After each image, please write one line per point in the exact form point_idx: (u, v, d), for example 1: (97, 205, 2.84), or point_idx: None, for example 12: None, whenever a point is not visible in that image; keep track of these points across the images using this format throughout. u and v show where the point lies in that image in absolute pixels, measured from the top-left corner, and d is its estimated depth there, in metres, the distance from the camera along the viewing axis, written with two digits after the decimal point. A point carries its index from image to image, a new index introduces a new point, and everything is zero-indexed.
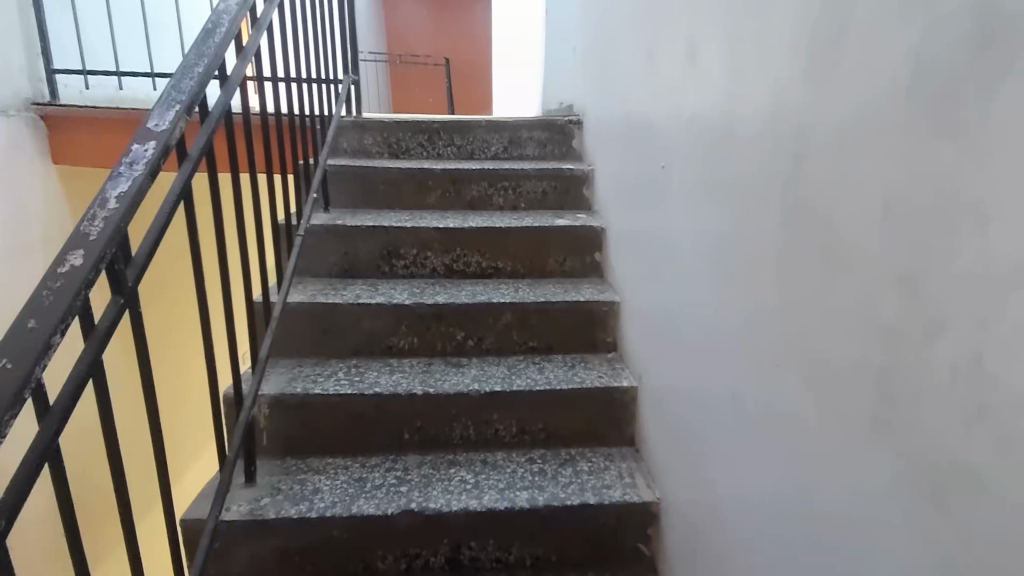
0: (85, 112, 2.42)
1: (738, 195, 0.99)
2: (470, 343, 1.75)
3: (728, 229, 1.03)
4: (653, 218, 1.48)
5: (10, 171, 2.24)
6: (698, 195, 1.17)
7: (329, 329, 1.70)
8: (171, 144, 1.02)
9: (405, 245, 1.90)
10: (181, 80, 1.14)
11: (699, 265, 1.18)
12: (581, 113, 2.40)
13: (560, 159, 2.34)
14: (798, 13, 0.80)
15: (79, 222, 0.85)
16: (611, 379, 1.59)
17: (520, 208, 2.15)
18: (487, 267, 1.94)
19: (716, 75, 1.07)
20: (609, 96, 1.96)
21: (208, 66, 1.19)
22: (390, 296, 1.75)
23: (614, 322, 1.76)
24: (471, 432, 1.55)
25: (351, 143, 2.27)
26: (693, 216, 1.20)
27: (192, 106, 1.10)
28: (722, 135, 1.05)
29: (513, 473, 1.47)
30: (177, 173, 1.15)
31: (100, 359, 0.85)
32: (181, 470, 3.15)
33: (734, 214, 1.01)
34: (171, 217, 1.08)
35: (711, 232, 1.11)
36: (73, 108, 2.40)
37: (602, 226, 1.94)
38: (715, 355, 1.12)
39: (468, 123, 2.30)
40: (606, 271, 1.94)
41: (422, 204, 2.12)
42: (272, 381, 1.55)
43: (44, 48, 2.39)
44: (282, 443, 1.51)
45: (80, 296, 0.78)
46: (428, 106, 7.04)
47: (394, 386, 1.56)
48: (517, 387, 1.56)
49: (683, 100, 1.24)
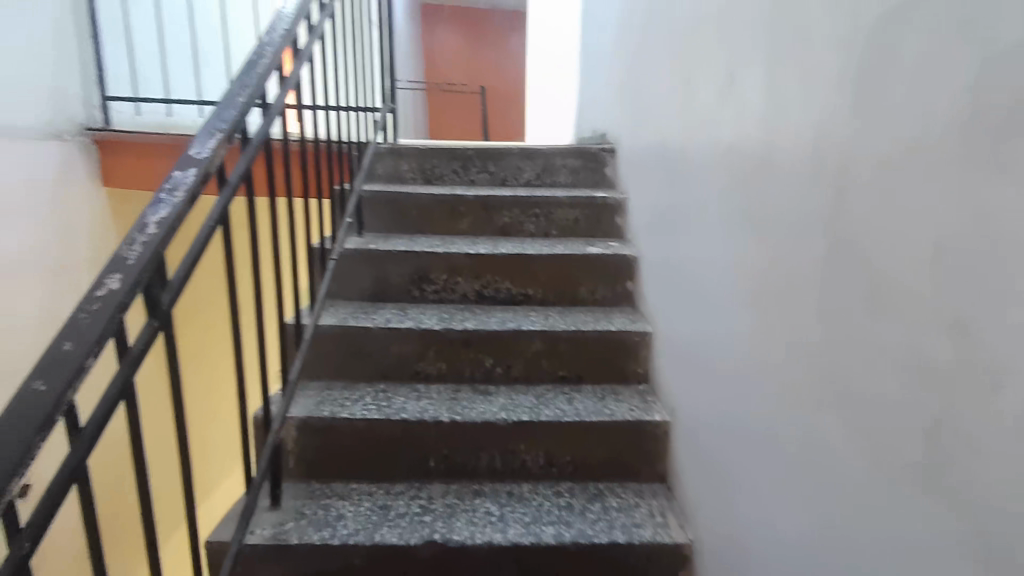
0: (135, 137, 2.53)
1: (776, 227, 0.96)
2: (499, 371, 1.73)
3: (766, 262, 1.00)
4: (687, 247, 1.45)
5: (62, 192, 2.34)
6: (734, 225, 1.15)
7: (358, 353, 1.71)
8: (210, 171, 1.05)
9: (436, 270, 1.91)
10: (223, 109, 1.17)
11: (735, 297, 1.15)
12: (615, 141, 2.39)
13: (593, 187, 2.33)
14: (842, 42, 0.78)
15: (119, 246, 0.87)
16: (642, 412, 1.54)
17: (552, 235, 2.14)
18: (517, 293, 1.93)
19: (755, 104, 1.05)
20: (644, 125, 1.95)
21: (249, 96, 1.22)
22: (419, 321, 1.75)
23: (645, 352, 1.72)
24: (497, 461, 1.52)
25: (386, 168, 2.31)
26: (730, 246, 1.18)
27: (232, 134, 1.13)
28: (761, 165, 1.02)
29: (539, 506, 1.43)
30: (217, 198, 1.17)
31: (132, 381, 0.86)
32: (208, 488, 3.18)
33: (772, 246, 0.98)
34: (209, 240, 1.10)
35: (746, 263, 1.09)
36: (124, 133, 2.51)
37: (635, 255, 1.91)
38: (751, 391, 1.08)
39: (502, 149, 2.31)
40: (638, 300, 1.91)
41: (454, 229, 2.13)
42: (300, 403, 1.55)
43: (100, 76, 2.52)
44: (308, 466, 1.51)
45: (115, 319, 0.80)
46: (464, 132, 7.17)
47: (420, 412, 1.54)
48: (544, 417, 1.52)
49: (720, 128, 1.23)
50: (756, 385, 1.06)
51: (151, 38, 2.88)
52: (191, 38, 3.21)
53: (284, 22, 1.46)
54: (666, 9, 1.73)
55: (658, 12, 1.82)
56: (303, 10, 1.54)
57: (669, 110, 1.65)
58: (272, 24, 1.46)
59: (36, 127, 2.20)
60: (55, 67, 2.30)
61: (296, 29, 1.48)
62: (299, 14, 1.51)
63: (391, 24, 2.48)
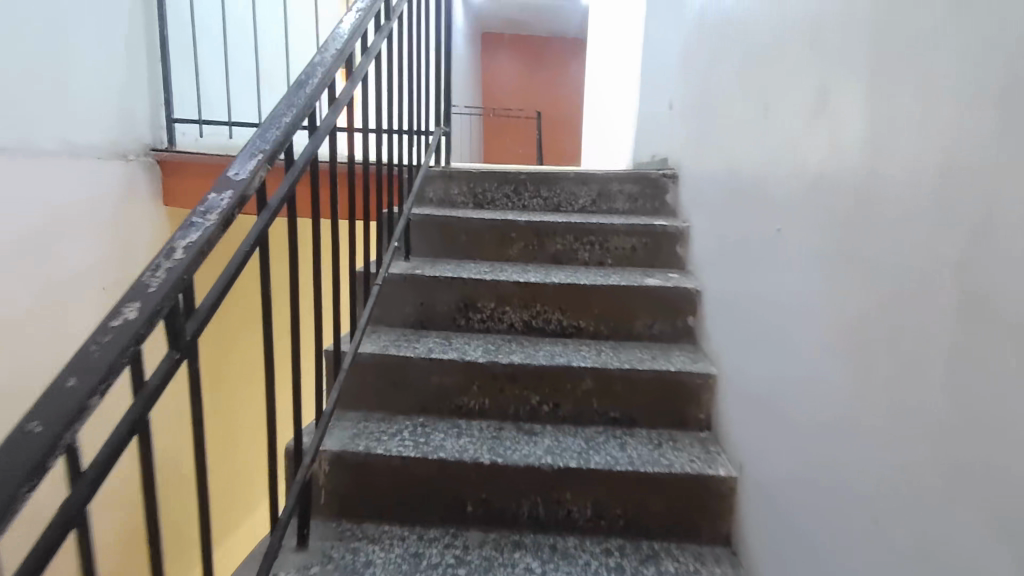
0: (197, 159, 2.57)
1: (883, 270, 0.82)
2: (545, 409, 1.60)
3: (868, 309, 0.86)
4: (761, 284, 1.31)
5: (125, 210, 2.40)
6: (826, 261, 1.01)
7: (398, 383, 1.62)
8: (248, 194, 0.99)
9: (483, 298, 1.82)
10: (267, 129, 1.12)
11: (824, 346, 1.00)
12: (676, 167, 2.26)
13: (652, 215, 2.20)
14: (983, 53, 0.64)
15: (143, 272, 0.81)
16: (703, 465, 1.38)
17: (607, 264, 2.01)
18: (568, 326, 1.82)
19: (857, 126, 0.91)
20: (711, 149, 1.82)
21: (296, 115, 1.17)
22: (463, 352, 1.65)
23: (708, 397, 1.56)
24: (541, 510, 1.39)
25: (437, 192, 2.26)
26: (819, 284, 1.03)
27: (274, 155, 1.07)
28: (863, 197, 0.89)
29: (585, 565, 1.29)
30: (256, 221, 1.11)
31: (146, 417, 0.80)
32: (236, 515, 3.14)
33: (876, 293, 0.83)
34: (244, 265, 1.03)
35: (843, 305, 0.94)
36: (187, 154, 2.55)
37: (697, 288, 1.77)
38: (841, 459, 0.92)
39: (556, 174, 2.22)
40: (700, 337, 1.75)
41: (504, 256, 2.03)
42: (335, 435, 1.47)
43: (167, 98, 2.60)
44: (340, 503, 1.43)
45: (128, 352, 0.73)
46: (519, 157, 7.17)
47: (460, 451, 1.43)
48: (594, 465, 1.39)
49: (807, 153, 1.09)
50: (848, 452, 0.90)
51: (218, 64, 2.97)
52: (256, 65, 3.31)
53: (341, 40, 1.42)
54: (740, 26, 1.61)
55: (730, 29, 1.71)
56: (360, 30, 1.50)
57: (741, 134, 1.52)
58: (327, 43, 1.42)
59: (102, 148, 2.26)
60: (125, 89, 2.38)
61: (350, 49, 1.44)
62: (355, 33, 1.47)
63: (448, 48, 2.46)
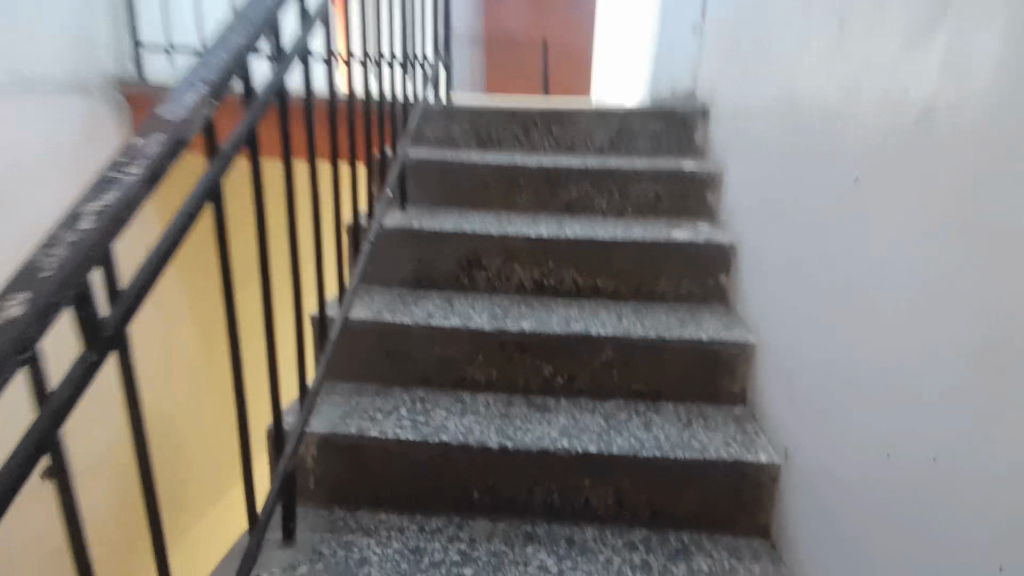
0: (171, 93, 2.29)
1: None
2: (559, 381, 1.43)
3: (1011, 294, 0.65)
4: (825, 246, 1.10)
5: (91, 153, 2.15)
6: (931, 225, 0.79)
7: (394, 353, 1.44)
8: (185, 139, 0.78)
9: (489, 254, 1.61)
10: (212, 52, 0.88)
11: (923, 331, 0.80)
12: (706, 100, 1.99)
13: (678, 156, 1.95)
14: None
15: (34, 250, 0.62)
16: (741, 449, 1.22)
17: (627, 214, 1.79)
18: (584, 285, 1.62)
19: (1004, 46, 0.67)
20: (754, 81, 1.57)
21: (251, 34, 0.93)
22: (467, 317, 1.47)
23: (745, 368, 1.38)
24: (556, 498, 1.24)
25: (437, 131, 2.01)
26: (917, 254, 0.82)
27: (219, 86, 0.85)
28: (1010, 142, 0.66)
29: (607, 563, 1.14)
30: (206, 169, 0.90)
31: (55, 435, 0.63)
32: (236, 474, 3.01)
33: None
34: (187, 228, 0.83)
35: (958, 284, 0.74)
36: (160, 88, 2.27)
37: (732, 243, 1.55)
38: (946, 474, 0.74)
39: (570, 110, 1.96)
40: (733, 299, 1.56)
41: (512, 205, 1.81)
42: (323, 414, 1.31)
43: (132, 24, 2.30)
44: (331, 489, 1.28)
45: (11, 365, 0.55)
46: (525, 89, 6.76)
47: (464, 432, 1.27)
48: (617, 449, 1.22)
49: (910, 84, 0.85)
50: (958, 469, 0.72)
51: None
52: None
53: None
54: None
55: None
56: None
57: (801, 60, 1.26)
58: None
59: (57, 81, 1.99)
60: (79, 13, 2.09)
61: None
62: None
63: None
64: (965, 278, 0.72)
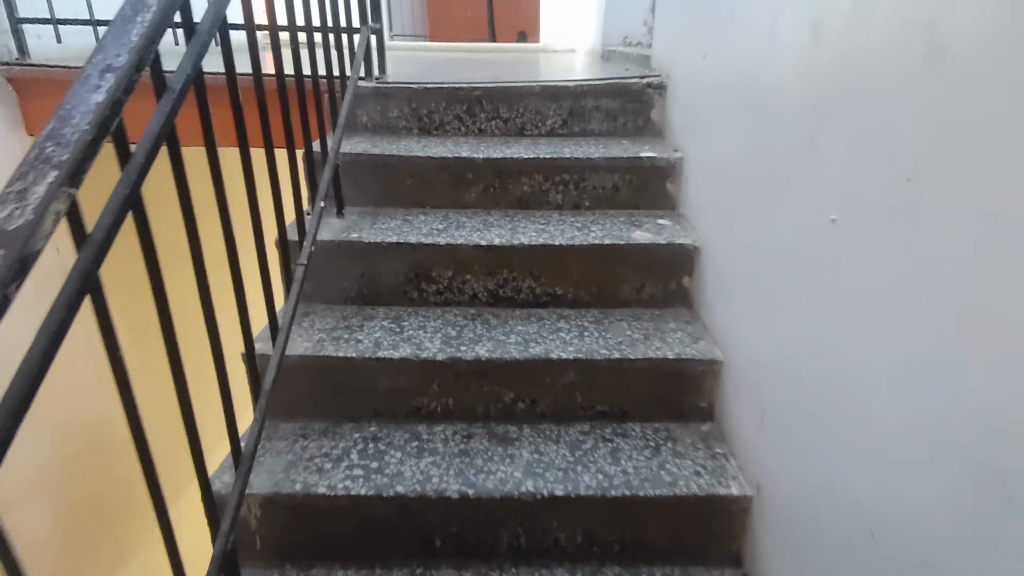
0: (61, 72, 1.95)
1: None
2: (521, 406, 1.35)
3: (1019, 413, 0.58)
4: (800, 280, 1.01)
5: None
6: (927, 297, 0.71)
7: (340, 387, 1.32)
8: (33, 252, 0.59)
9: (438, 266, 1.48)
10: (68, 110, 0.67)
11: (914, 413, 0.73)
12: (662, 72, 1.83)
13: (635, 137, 1.81)
14: None
15: None
16: (711, 480, 1.18)
17: (584, 207, 1.67)
18: (542, 294, 1.51)
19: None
20: (717, 64, 1.43)
21: (122, 72, 0.71)
22: (417, 343, 1.35)
23: (712, 385, 1.33)
24: (523, 540, 1.19)
25: (372, 115, 1.81)
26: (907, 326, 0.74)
27: (81, 164, 0.64)
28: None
29: None
30: (77, 258, 0.72)
31: None
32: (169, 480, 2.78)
33: None
34: (54, 351, 0.68)
35: (959, 374, 0.66)
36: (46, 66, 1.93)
37: (696, 244, 1.46)
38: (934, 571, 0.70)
39: (518, 88, 1.78)
40: (697, 303, 1.48)
41: (461, 201, 1.66)
42: (264, 469, 1.19)
43: None
44: (281, 547, 1.19)
45: None
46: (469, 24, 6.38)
47: (421, 479, 1.18)
48: (583, 489, 1.16)
49: (904, 130, 0.74)
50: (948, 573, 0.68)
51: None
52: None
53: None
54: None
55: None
56: None
57: (773, 58, 1.13)
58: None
59: None
60: None
61: None
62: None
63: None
64: (967, 372, 0.65)
